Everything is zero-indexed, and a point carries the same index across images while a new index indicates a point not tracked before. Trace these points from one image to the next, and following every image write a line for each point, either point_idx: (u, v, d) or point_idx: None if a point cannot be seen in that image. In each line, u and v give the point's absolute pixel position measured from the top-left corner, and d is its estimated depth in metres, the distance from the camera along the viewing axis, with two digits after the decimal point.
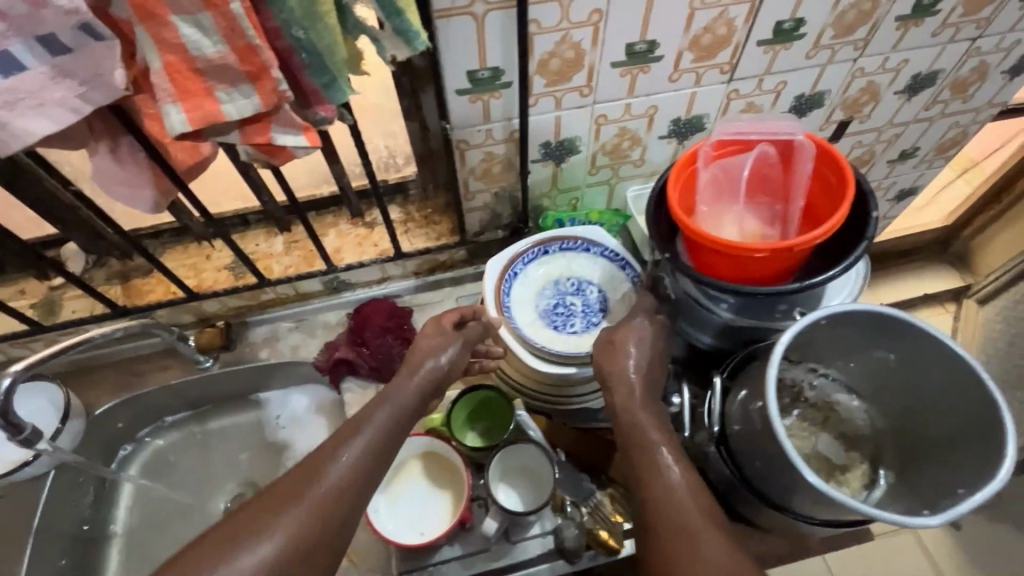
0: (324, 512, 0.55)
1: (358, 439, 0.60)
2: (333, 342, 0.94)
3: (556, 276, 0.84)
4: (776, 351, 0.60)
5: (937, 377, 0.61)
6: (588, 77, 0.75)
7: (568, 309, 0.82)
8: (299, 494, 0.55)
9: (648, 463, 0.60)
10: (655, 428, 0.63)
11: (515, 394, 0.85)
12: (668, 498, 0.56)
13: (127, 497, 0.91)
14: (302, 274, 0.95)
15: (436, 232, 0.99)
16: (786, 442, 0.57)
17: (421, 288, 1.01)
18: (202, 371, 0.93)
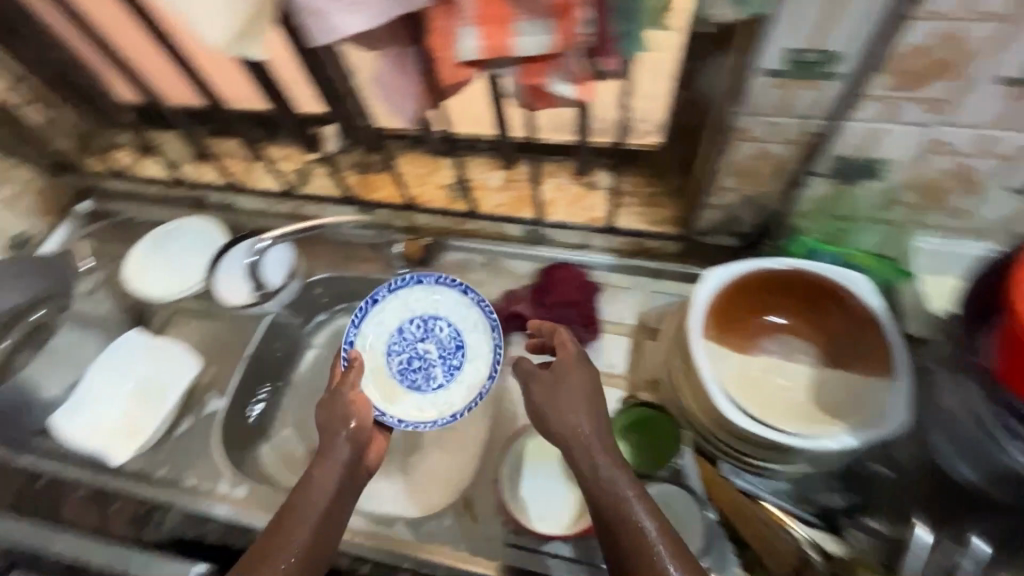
0: (323, 479, 0.72)
1: (340, 448, 0.74)
2: (515, 293, 0.93)
3: (408, 319, 0.90)
4: None
5: None
6: (952, 88, 0.55)
7: (422, 358, 0.89)
8: (317, 478, 0.72)
9: (602, 488, 0.61)
10: (607, 457, 0.63)
11: (688, 427, 0.76)
12: (633, 540, 0.57)
13: (308, 361, 1.03)
14: (509, 217, 0.95)
15: (656, 216, 0.89)
16: None
17: (616, 267, 0.94)
18: (397, 277, 0.99)
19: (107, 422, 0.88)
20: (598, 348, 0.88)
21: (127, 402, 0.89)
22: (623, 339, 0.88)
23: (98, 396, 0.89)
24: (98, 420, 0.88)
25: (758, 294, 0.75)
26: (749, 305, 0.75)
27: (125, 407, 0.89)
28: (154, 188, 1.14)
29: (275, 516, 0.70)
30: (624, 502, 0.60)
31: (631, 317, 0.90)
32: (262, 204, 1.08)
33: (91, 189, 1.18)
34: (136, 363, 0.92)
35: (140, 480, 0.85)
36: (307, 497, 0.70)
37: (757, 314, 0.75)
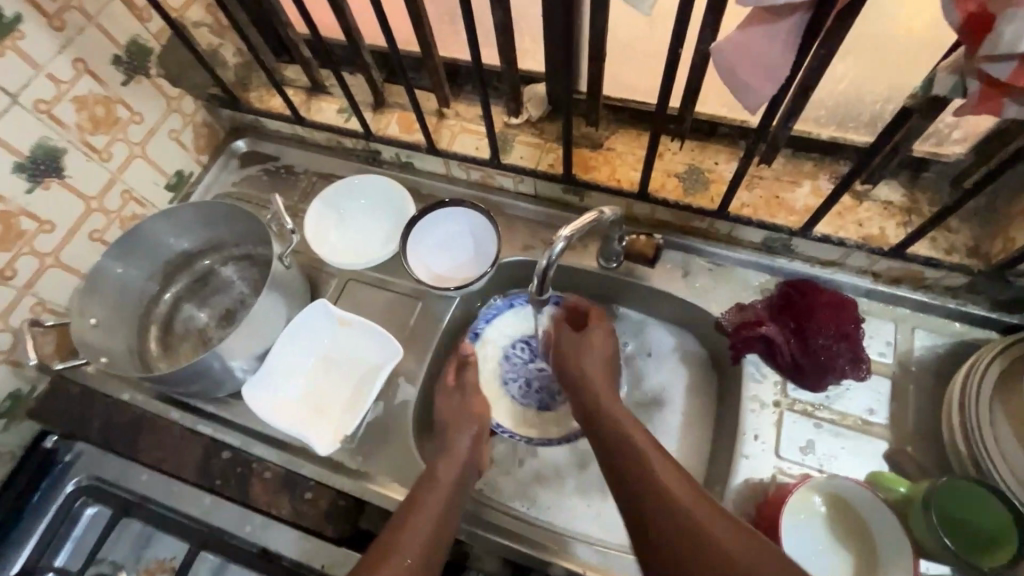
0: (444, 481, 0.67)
1: (459, 443, 0.73)
2: (751, 307, 0.81)
3: (512, 339, 0.92)
4: None
5: None
6: None
7: (544, 374, 0.90)
8: (437, 472, 0.68)
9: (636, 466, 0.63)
10: (656, 452, 0.64)
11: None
12: (669, 503, 0.57)
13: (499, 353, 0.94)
14: (759, 221, 0.81)
15: (946, 243, 0.75)
16: None
17: (871, 294, 0.81)
18: (603, 270, 0.88)
19: (310, 401, 0.83)
20: (853, 388, 0.76)
21: (330, 384, 0.84)
22: (884, 380, 0.76)
23: (301, 373, 0.84)
24: (302, 399, 0.83)
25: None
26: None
27: (316, 383, 0.83)
28: (320, 134, 1.02)
29: (400, 512, 0.64)
30: (646, 464, 0.62)
31: (890, 356, 0.78)
32: (446, 168, 0.97)
33: (248, 126, 1.06)
34: (336, 342, 0.85)
35: (332, 468, 0.78)
36: (425, 492, 0.66)
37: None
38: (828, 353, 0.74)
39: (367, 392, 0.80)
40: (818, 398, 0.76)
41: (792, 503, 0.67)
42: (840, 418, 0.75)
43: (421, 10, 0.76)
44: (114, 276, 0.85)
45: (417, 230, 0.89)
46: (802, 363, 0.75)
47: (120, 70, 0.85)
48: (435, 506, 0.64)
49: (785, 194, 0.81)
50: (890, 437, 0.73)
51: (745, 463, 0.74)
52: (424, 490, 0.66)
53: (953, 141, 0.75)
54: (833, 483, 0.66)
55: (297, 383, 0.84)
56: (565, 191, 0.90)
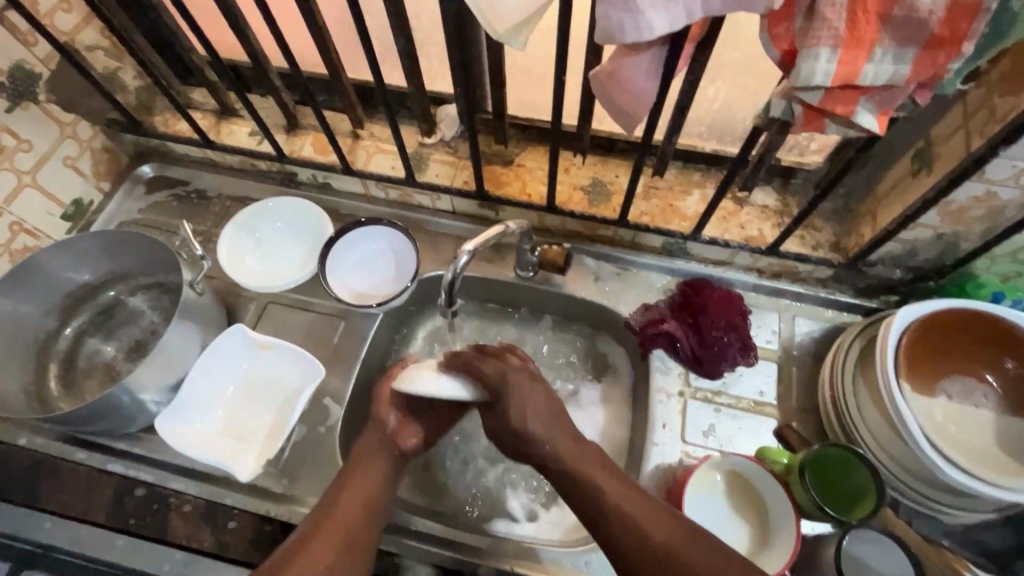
0: (370, 458, 0.71)
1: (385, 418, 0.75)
2: (654, 306, 0.88)
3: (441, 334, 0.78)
4: None
5: None
6: None
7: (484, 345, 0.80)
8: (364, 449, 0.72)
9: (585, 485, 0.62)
10: (601, 474, 0.62)
11: (894, 479, 0.72)
12: (620, 508, 0.59)
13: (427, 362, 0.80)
14: (657, 227, 0.88)
15: (813, 240, 0.86)
16: None
17: (757, 288, 0.91)
18: (520, 279, 0.92)
19: (230, 431, 0.81)
20: (745, 373, 0.85)
21: (250, 411, 0.83)
22: (771, 364, 0.86)
23: (218, 404, 0.83)
24: (220, 430, 0.81)
25: (947, 337, 0.72)
26: (931, 343, 0.73)
27: (235, 410, 0.82)
28: (232, 158, 1.01)
29: (330, 491, 0.67)
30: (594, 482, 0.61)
31: (776, 342, 0.87)
32: (364, 187, 0.98)
33: (153, 151, 1.03)
34: (255, 368, 0.85)
35: (265, 496, 0.77)
36: (353, 475, 0.68)
37: (940, 352, 0.73)
38: (721, 344, 0.82)
39: (290, 416, 0.80)
40: (716, 384, 0.84)
41: (695, 484, 0.74)
42: (735, 401, 0.83)
43: (325, 36, 0.78)
44: (5, 313, 0.80)
45: (335, 251, 0.90)
46: (700, 355, 0.83)
47: (3, 97, 0.80)
48: (365, 489, 0.67)
49: (678, 202, 0.89)
50: (778, 414, 0.82)
51: (656, 451, 0.80)
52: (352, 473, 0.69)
53: (812, 152, 0.86)
54: (728, 460, 0.74)
55: (213, 415, 0.82)
56: (480, 206, 0.94)
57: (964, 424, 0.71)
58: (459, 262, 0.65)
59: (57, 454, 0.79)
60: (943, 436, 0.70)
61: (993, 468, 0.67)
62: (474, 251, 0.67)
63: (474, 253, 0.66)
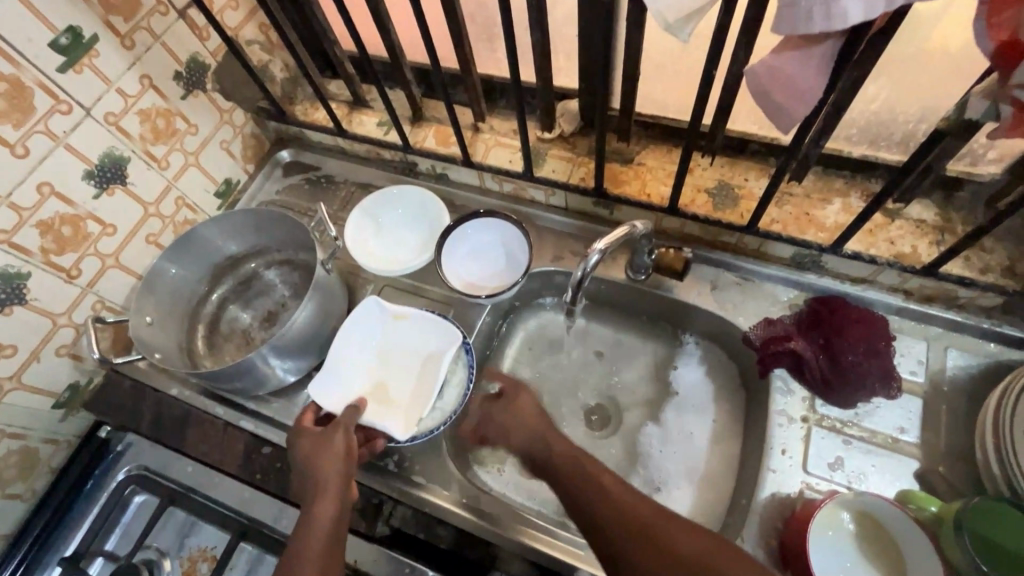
0: (320, 526, 0.64)
1: (330, 466, 0.69)
2: (778, 322, 0.82)
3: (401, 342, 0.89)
4: None
5: None
6: None
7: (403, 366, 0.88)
8: (314, 514, 0.65)
9: (635, 527, 0.58)
10: (617, 488, 0.62)
11: None
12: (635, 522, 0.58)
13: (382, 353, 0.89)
14: (790, 238, 0.82)
15: (977, 264, 0.76)
16: None
17: (902, 311, 0.81)
18: (632, 282, 0.89)
19: (374, 386, 0.87)
20: (883, 406, 0.76)
21: (389, 369, 0.88)
22: (916, 399, 0.76)
23: (365, 368, 0.88)
24: (367, 383, 0.87)
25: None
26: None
27: (377, 371, 0.88)
28: (360, 146, 1.07)
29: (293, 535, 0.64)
30: (654, 529, 0.57)
31: (923, 374, 0.77)
32: (480, 179, 1.00)
33: (291, 137, 1.12)
34: (394, 334, 0.90)
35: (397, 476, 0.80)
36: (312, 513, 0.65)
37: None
38: (858, 370, 0.75)
39: (434, 376, 0.83)
40: (847, 414, 0.76)
41: (821, 521, 0.68)
42: (868, 433, 0.75)
43: (463, 30, 0.80)
44: (169, 277, 0.91)
45: (451, 240, 0.93)
46: (830, 379, 0.76)
47: (180, 85, 0.90)
48: (314, 549, 0.63)
49: (816, 212, 0.82)
50: (921, 455, 0.73)
51: (772, 477, 0.74)
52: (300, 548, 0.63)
53: (988, 161, 0.74)
54: (861, 497, 0.67)
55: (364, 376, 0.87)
56: (596, 204, 0.92)
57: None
58: (590, 261, 0.69)
59: (199, 405, 0.88)
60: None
61: None
62: (602, 251, 0.70)
63: (604, 254, 0.69)
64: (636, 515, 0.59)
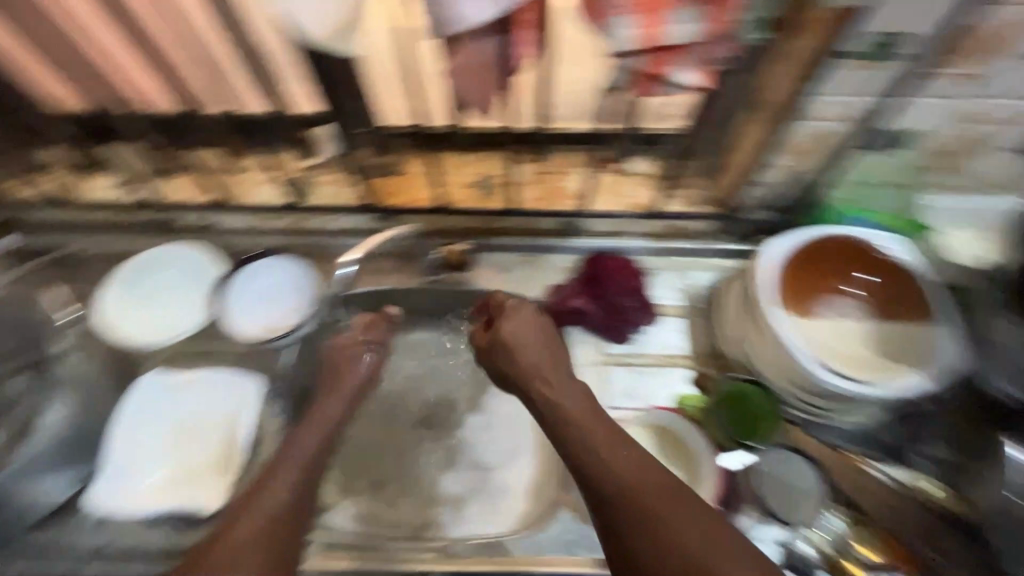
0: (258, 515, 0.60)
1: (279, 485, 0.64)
2: (560, 287, 0.91)
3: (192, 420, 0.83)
4: None
5: None
6: (986, 66, 0.64)
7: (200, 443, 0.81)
8: (294, 444, 0.69)
9: (641, 515, 0.54)
10: (603, 438, 0.60)
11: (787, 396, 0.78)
12: (636, 504, 0.54)
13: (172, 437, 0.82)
14: (548, 211, 0.93)
15: (689, 199, 0.93)
16: None
17: (654, 251, 0.95)
18: (430, 283, 0.93)
19: (168, 475, 0.79)
20: (653, 330, 0.90)
21: (183, 449, 0.81)
22: (677, 320, 0.91)
23: (150, 456, 0.80)
24: (160, 473, 0.79)
25: (833, 263, 0.79)
26: (817, 264, 0.79)
27: (170, 458, 0.80)
28: (103, 212, 0.95)
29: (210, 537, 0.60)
30: (653, 509, 0.54)
31: (677, 298, 0.93)
32: (252, 221, 0.95)
33: (10, 220, 0.95)
34: (174, 408, 0.83)
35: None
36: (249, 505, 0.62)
37: (825, 274, 0.80)
38: (623, 308, 0.87)
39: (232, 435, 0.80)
40: (626, 347, 0.89)
41: None
42: (648, 359, 0.88)
43: None
44: None
45: (231, 288, 0.87)
46: (606, 322, 0.87)
47: None
48: (243, 537, 0.59)
49: (565, 184, 0.93)
50: (691, 363, 0.88)
51: None
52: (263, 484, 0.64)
53: None
54: (649, 414, 0.80)
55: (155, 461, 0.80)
56: (377, 217, 0.95)
57: (831, 333, 0.78)
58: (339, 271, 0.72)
59: None
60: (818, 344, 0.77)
61: (858, 366, 0.74)
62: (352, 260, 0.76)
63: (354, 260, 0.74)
64: (631, 491, 0.55)
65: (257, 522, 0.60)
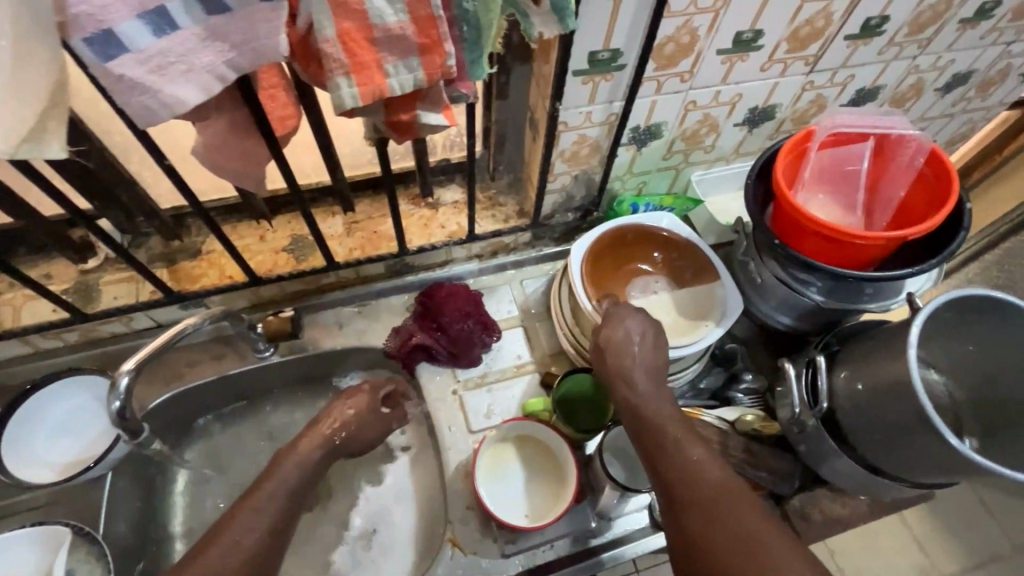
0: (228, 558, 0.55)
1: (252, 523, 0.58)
2: (401, 328, 0.91)
3: None
4: (910, 334, 0.63)
5: (1010, 361, 0.65)
6: (692, 63, 0.75)
7: None
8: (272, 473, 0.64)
9: (708, 504, 0.53)
10: (672, 432, 0.60)
11: None
12: (713, 502, 0.53)
13: None
14: (370, 257, 0.91)
15: (502, 215, 0.98)
16: (926, 398, 0.59)
17: (483, 271, 0.99)
18: (262, 361, 0.87)
19: None
20: (500, 346, 0.93)
21: None
22: (518, 329, 0.95)
23: None
24: None
25: (614, 256, 0.88)
26: (602, 262, 0.87)
27: None
28: None
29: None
30: (726, 500, 0.53)
31: (515, 309, 0.97)
32: (30, 345, 0.82)
33: None
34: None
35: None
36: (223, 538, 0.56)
37: (613, 267, 0.88)
38: (465, 333, 0.88)
39: None
40: (480, 369, 0.91)
41: (484, 466, 0.80)
42: (498, 374, 0.91)
43: None
44: None
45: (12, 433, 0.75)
46: (453, 350, 0.88)
47: None
48: None
49: (381, 227, 0.93)
50: (538, 367, 0.92)
51: (452, 454, 0.84)
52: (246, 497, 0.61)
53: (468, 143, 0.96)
54: (502, 430, 0.81)
55: None
56: (183, 308, 0.86)
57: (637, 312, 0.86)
58: (122, 387, 0.59)
59: None
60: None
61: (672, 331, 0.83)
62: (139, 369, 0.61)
63: (139, 371, 0.60)
64: (725, 486, 0.54)
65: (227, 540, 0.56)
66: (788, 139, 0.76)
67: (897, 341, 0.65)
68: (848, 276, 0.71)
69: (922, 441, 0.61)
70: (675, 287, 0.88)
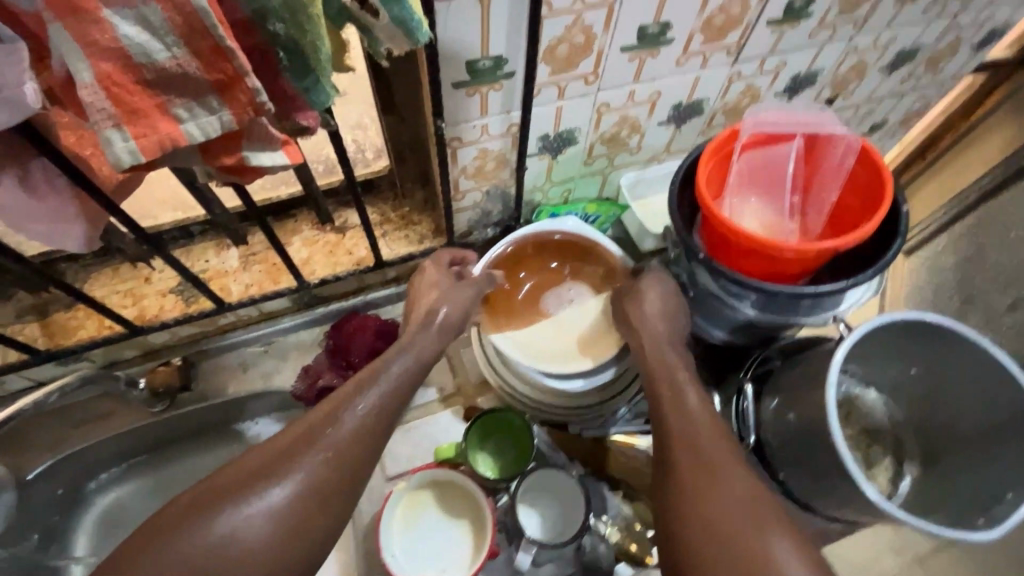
0: (294, 451, 0.50)
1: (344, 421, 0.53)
2: (311, 367, 0.83)
3: None
4: (833, 368, 0.57)
5: (957, 387, 0.59)
6: (594, 63, 0.67)
7: None
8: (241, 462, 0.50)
9: (723, 494, 0.49)
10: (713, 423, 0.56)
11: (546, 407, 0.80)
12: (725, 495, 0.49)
13: None
14: (268, 294, 0.83)
15: (417, 234, 0.90)
16: (845, 443, 0.53)
17: (401, 296, 0.92)
18: (156, 415, 0.80)
19: None
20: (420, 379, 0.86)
21: None
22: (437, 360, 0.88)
23: None
24: None
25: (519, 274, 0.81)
26: (515, 277, 0.81)
27: None
28: None
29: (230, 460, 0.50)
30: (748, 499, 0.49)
31: None
32: None
33: None
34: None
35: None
36: (285, 441, 0.51)
37: (521, 282, 0.81)
38: None
39: None
40: None
41: (400, 521, 0.73)
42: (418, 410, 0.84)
43: None
44: None
45: None
46: None
47: None
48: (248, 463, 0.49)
49: (280, 258, 0.85)
50: (462, 399, 0.86)
51: (367, 498, 0.80)
52: (216, 476, 0.49)
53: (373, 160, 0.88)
54: (414, 479, 0.74)
55: None
56: (61, 365, 0.78)
57: (557, 328, 0.79)
58: None
59: None
60: (546, 347, 0.78)
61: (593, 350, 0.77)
62: None
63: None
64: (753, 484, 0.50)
65: (221, 483, 0.48)
66: (712, 140, 0.68)
67: (821, 372, 0.59)
68: (775, 293, 0.65)
69: (846, 487, 0.55)
70: (601, 294, 0.81)
